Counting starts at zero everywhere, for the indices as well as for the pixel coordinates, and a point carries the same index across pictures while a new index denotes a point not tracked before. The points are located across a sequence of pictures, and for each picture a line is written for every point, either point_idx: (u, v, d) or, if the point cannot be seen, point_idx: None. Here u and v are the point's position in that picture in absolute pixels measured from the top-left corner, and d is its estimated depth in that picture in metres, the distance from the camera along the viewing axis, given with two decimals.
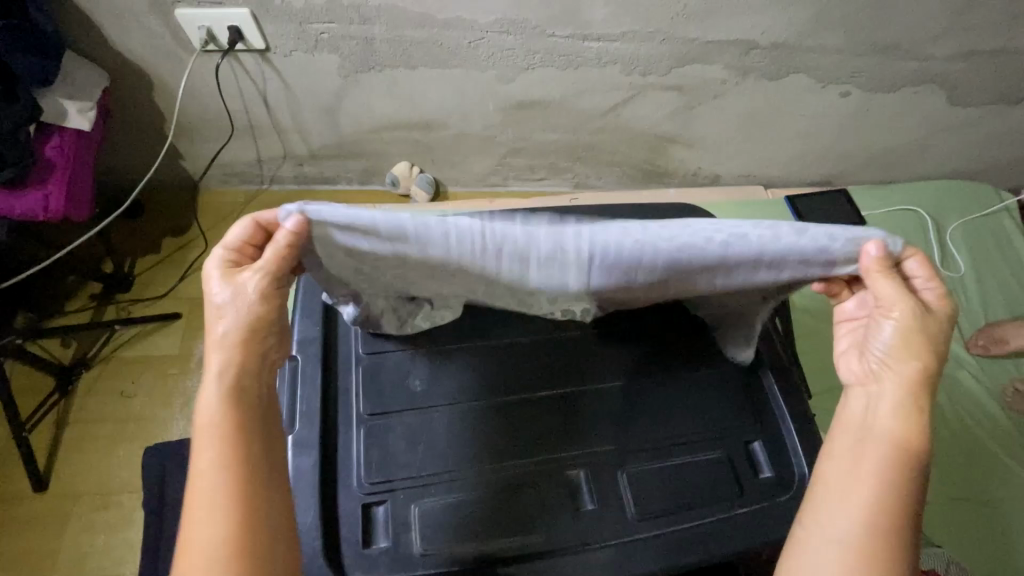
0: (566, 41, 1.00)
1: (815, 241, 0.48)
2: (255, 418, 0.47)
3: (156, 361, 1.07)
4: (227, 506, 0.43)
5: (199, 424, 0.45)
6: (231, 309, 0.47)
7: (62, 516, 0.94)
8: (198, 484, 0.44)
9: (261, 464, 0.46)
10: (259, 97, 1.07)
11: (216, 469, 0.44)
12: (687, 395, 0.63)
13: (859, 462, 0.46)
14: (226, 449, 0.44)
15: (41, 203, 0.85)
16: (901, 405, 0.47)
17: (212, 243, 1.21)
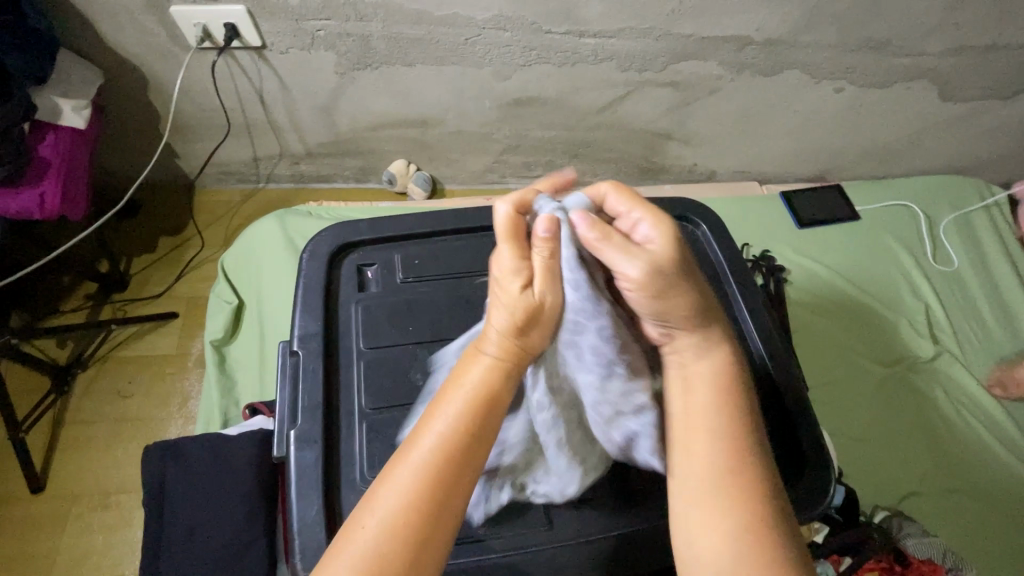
0: (563, 38, 1.01)
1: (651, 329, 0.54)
2: (483, 417, 0.44)
3: (153, 360, 1.07)
4: (425, 493, 0.41)
5: (446, 394, 0.46)
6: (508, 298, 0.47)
7: (59, 517, 0.94)
8: (415, 440, 0.44)
9: (475, 466, 0.44)
10: (255, 94, 1.07)
11: (437, 437, 0.43)
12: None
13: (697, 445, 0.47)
14: (459, 433, 0.43)
15: (36, 202, 0.85)
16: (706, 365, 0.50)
17: (209, 242, 1.20)
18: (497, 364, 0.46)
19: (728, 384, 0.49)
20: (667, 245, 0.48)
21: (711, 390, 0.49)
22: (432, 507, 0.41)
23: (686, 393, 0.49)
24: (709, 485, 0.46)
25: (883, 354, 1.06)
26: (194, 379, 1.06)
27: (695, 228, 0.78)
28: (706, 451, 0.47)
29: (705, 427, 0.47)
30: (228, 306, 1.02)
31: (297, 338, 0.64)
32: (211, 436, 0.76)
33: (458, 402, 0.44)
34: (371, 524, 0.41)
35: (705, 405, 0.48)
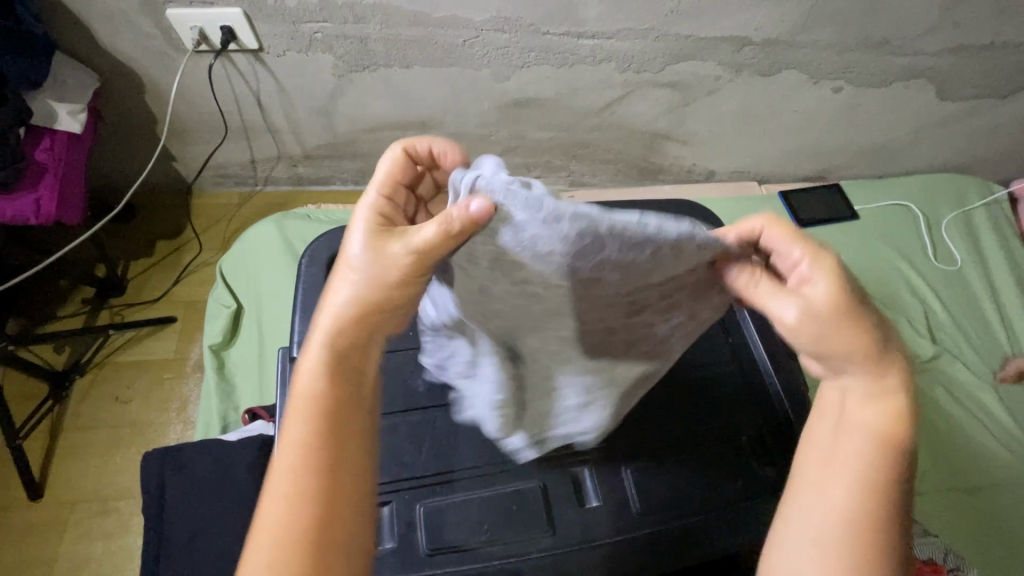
0: (561, 39, 1.00)
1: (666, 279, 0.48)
2: (338, 399, 0.44)
3: (152, 364, 1.07)
4: (302, 480, 0.41)
5: (297, 398, 0.44)
6: (362, 268, 0.46)
7: (58, 524, 0.93)
8: (280, 455, 0.43)
9: (342, 435, 0.44)
10: (252, 97, 1.06)
11: (298, 443, 0.42)
12: (689, 388, 0.64)
13: (834, 452, 0.46)
14: (314, 428, 0.43)
15: (32, 207, 0.85)
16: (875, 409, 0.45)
17: (206, 245, 1.20)
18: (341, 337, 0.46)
19: (885, 447, 0.44)
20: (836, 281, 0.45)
21: (866, 446, 0.45)
22: (308, 489, 0.41)
23: (835, 436, 0.46)
24: (840, 514, 0.43)
25: None
26: (193, 384, 1.05)
27: None
28: (839, 495, 0.44)
29: (847, 474, 0.44)
30: (226, 310, 1.01)
31: (297, 344, 0.63)
32: (211, 442, 0.75)
33: (307, 391, 0.44)
34: (262, 531, 0.41)
35: (858, 457, 0.45)
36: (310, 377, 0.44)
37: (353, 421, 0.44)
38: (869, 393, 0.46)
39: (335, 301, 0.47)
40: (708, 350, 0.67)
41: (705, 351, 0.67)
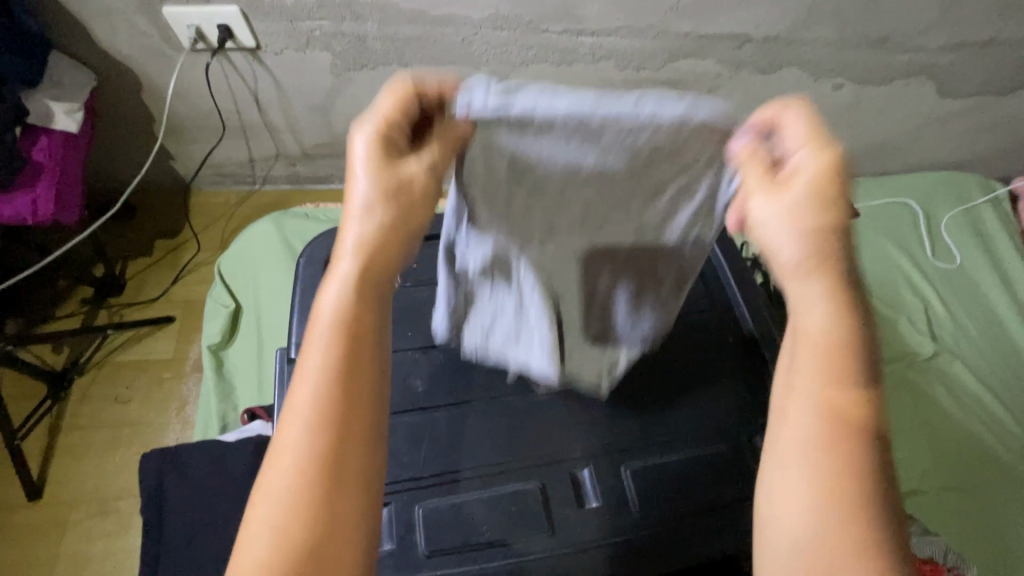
0: (561, 37, 1.00)
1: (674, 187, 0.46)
2: (366, 324, 0.41)
3: (151, 364, 1.06)
4: (327, 418, 0.37)
5: (317, 323, 0.40)
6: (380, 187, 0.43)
7: (57, 524, 0.93)
8: (297, 386, 0.38)
9: (373, 366, 0.40)
10: (250, 95, 1.06)
11: (320, 371, 0.38)
12: (687, 388, 0.65)
13: (793, 374, 0.40)
14: (337, 355, 0.39)
15: (29, 208, 0.84)
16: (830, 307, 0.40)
17: (205, 245, 1.20)
18: (362, 267, 0.42)
19: (839, 347, 0.39)
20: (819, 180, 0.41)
21: (820, 351, 0.39)
22: (338, 424, 0.37)
23: (793, 352, 0.41)
24: (802, 440, 0.38)
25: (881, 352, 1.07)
26: (192, 383, 1.05)
27: None
28: (804, 414, 0.39)
29: (806, 387, 0.39)
30: (224, 310, 1.01)
31: (296, 345, 0.63)
32: (209, 443, 0.75)
33: (331, 317, 0.40)
34: (279, 476, 0.36)
35: (808, 361, 0.40)
36: (329, 306, 0.40)
37: (381, 346, 0.41)
38: (818, 300, 0.41)
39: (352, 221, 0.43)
40: (708, 350, 0.67)
41: (704, 351, 0.67)
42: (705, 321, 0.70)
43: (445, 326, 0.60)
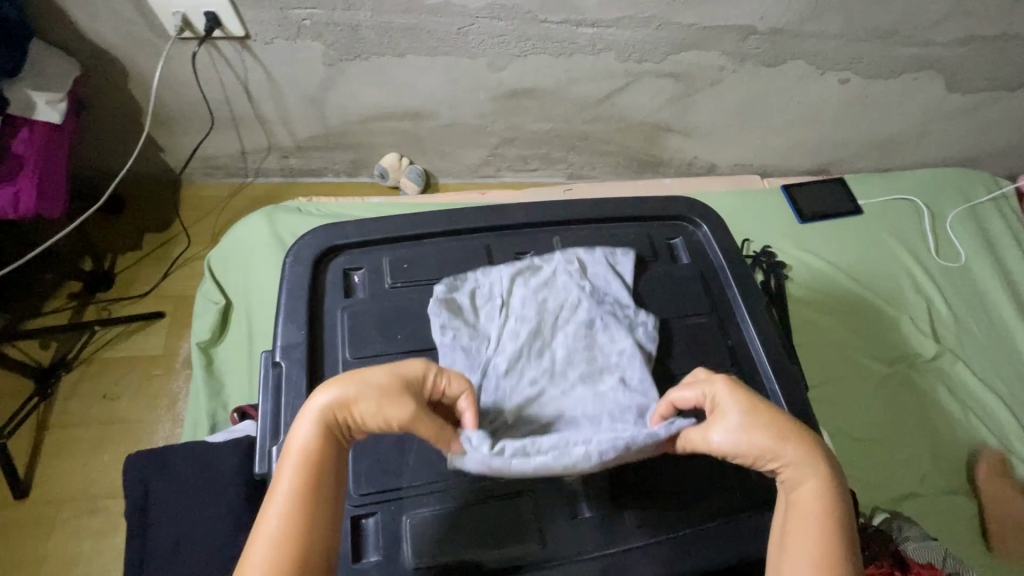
0: (560, 27, 0.97)
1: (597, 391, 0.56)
2: (327, 479, 0.45)
3: (140, 361, 1.05)
4: (290, 545, 0.42)
5: (288, 451, 0.45)
6: (377, 393, 0.45)
7: (45, 523, 0.92)
8: (271, 509, 0.43)
9: (324, 525, 0.44)
10: (240, 86, 1.03)
11: (291, 507, 0.43)
12: None
13: (793, 532, 0.46)
14: (299, 502, 0.43)
15: (10, 200, 0.81)
16: (816, 489, 0.47)
17: (196, 238, 1.17)
18: (339, 426, 0.46)
19: (832, 510, 0.46)
20: (738, 408, 0.49)
21: (814, 519, 0.46)
22: (302, 550, 0.42)
23: (787, 517, 0.47)
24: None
25: (886, 353, 1.05)
26: (182, 380, 1.04)
27: (695, 228, 0.75)
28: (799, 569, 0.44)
29: (796, 547, 0.45)
30: (215, 307, 0.99)
31: (281, 347, 0.60)
32: (197, 444, 0.74)
33: (299, 454, 0.45)
34: None
35: (803, 527, 0.46)
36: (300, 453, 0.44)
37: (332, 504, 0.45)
38: (809, 479, 0.47)
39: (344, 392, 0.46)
40: (706, 357, 0.66)
41: (704, 358, 0.66)
42: (704, 325, 0.68)
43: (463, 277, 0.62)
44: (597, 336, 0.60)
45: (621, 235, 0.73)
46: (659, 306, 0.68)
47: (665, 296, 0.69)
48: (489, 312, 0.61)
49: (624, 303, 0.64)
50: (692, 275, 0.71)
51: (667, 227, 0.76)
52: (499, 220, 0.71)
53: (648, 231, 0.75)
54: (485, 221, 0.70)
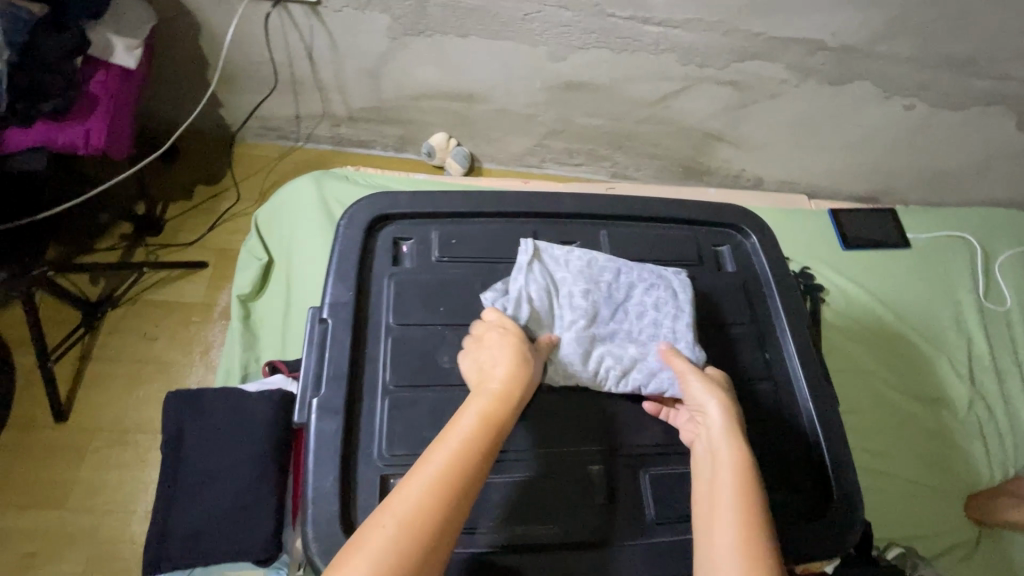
0: (625, 23, 0.96)
1: (643, 372, 0.58)
2: (488, 445, 0.47)
3: (180, 307, 1.09)
4: (443, 490, 0.43)
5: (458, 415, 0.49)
6: (514, 351, 0.53)
7: (77, 449, 0.95)
8: (432, 455, 0.45)
9: (474, 484, 0.45)
10: (304, 51, 1.05)
11: (450, 456, 0.45)
12: None
13: (715, 481, 0.49)
14: (464, 453, 0.45)
15: (82, 137, 0.83)
16: (731, 430, 0.51)
17: (244, 195, 1.21)
18: (502, 398, 0.50)
19: (745, 457, 0.49)
20: (715, 373, 0.58)
21: (730, 468, 0.48)
22: (458, 488, 0.44)
23: (706, 473, 0.50)
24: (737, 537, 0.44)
25: (917, 390, 1.03)
26: (218, 330, 1.07)
27: (744, 238, 0.75)
28: (725, 531, 0.45)
29: (719, 505, 0.46)
30: (258, 262, 1.01)
31: (328, 305, 0.61)
32: (232, 390, 0.76)
33: (471, 418, 0.48)
34: (393, 513, 0.42)
35: (723, 486, 0.48)
36: (475, 418, 0.48)
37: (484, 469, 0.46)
38: (728, 425, 0.52)
39: (501, 366, 0.53)
40: (739, 367, 0.66)
41: (738, 368, 0.66)
42: (743, 336, 0.68)
43: (524, 252, 0.62)
44: (657, 316, 0.61)
45: (669, 236, 0.73)
46: (700, 311, 0.68)
47: (707, 301, 0.69)
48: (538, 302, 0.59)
49: (668, 299, 0.62)
50: (735, 284, 0.71)
51: (715, 234, 0.75)
52: (550, 207, 0.71)
53: (697, 235, 0.74)
54: (536, 207, 0.71)
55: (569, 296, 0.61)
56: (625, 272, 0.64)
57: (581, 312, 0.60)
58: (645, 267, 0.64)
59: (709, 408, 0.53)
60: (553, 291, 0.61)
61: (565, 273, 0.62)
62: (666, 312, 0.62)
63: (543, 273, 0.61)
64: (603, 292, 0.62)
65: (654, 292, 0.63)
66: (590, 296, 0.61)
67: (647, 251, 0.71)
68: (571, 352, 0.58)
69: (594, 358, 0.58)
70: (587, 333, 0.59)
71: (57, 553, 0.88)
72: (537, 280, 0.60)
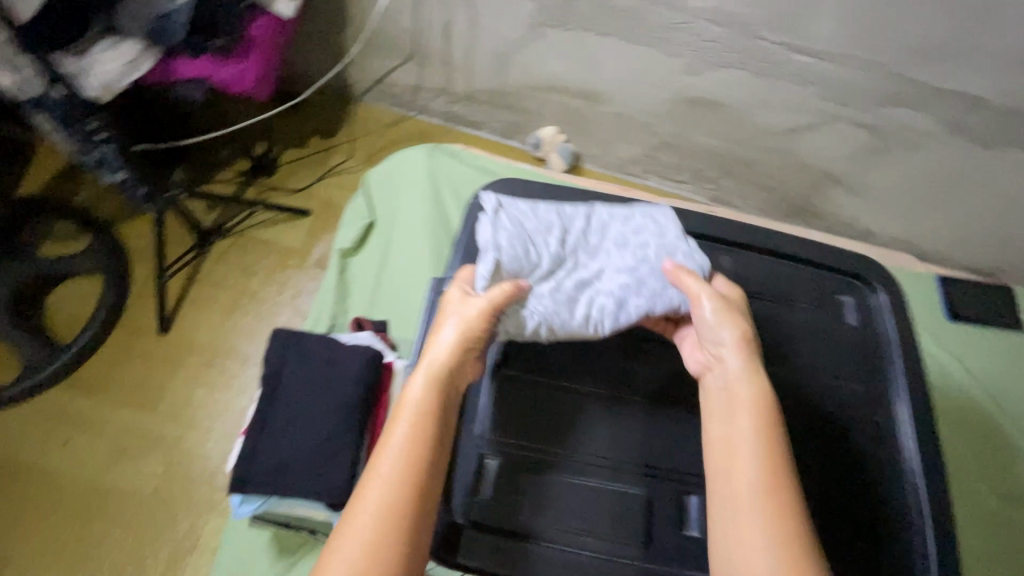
0: (774, 48, 0.92)
1: (639, 306, 0.57)
2: (435, 429, 0.49)
3: (280, 249, 1.14)
4: (404, 486, 0.46)
5: (404, 403, 0.50)
6: (457, 317, 0.53)
7: (171, 361, 1.03)
8: (386, 452, 0.48)
9: (432, 468, 0.48)
10: (443, 26, 1.07)
11: (402, 450, 0.47)
12: (811, 450, 0.63)
13: (733, 421, 0.50)
14: (413, 446, 0.47)
15: (238, 75, 0.88)
16: (748, 367, 0.52)
17: (352, 154, 1.25)
18: (446, 380, 0.51)
19: (766, 395, 0.50)
20: (733, 291, 0.59)
21: (751, 409, 0.49)
22: (416, 480, 0.46)
23: (727, 408, 0.51)
24: (762, 483, 0.46)
25: (1006, 485, 0.96)
26: (311, 277, 1.13)
27: (871, 293, 0.72)
28: (746, 472, 0.47)
29: (740, 449, 0.48)
30: (362, 221, 1.05)
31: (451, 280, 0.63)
32: (331, 339, 0.80)
33: (415, 406, 0.49)
34: (360, 521, 0.45)
35: (743, 427, 0.49)
36: (418, 409, 0.49)
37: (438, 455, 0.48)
38: (745, 364, 0.52)
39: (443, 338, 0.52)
40: (846, 425, 0.64)
41: (843, 425, 0.64)
42: (852, 392, 0.66)
43: (489, 202, 0.61)
44: (638, 250, 0.61)
45: (791, 276, 0.72)
46: (806, 357, 0.67)
47: (819, 349, 0.67)
48: (509, 243, 0.58)
49: (642, 232, 0.63)
50: (853, 339, 0.69)
51: (841, 283, 0.73)
52: None
53: (821, 281, 0.72)
54: None
55: (540, 240, 0.60)
56: (592, 215, 0.64)
57: (556, 253, 0.59)
58: (606, 207, 0.65)
59: (725, 334, 0.54)
60: (524, 231, 0.60)
61: (535, 223, 0.61)
62: (648, 239, 0.62)
63: (507, 219, 0.60)
64: (572, 236, 0.62)
65: (630, 223, 0.64)
66: (562, 242, 0.61)
67: (765, 287, 0.71)
68: (537, 292, 0.57)
69: (577, 304, 0.57)
70: (566, 280, 0.59)
71: (142, 452, 0.95)
72: (508, 224, 0.59)
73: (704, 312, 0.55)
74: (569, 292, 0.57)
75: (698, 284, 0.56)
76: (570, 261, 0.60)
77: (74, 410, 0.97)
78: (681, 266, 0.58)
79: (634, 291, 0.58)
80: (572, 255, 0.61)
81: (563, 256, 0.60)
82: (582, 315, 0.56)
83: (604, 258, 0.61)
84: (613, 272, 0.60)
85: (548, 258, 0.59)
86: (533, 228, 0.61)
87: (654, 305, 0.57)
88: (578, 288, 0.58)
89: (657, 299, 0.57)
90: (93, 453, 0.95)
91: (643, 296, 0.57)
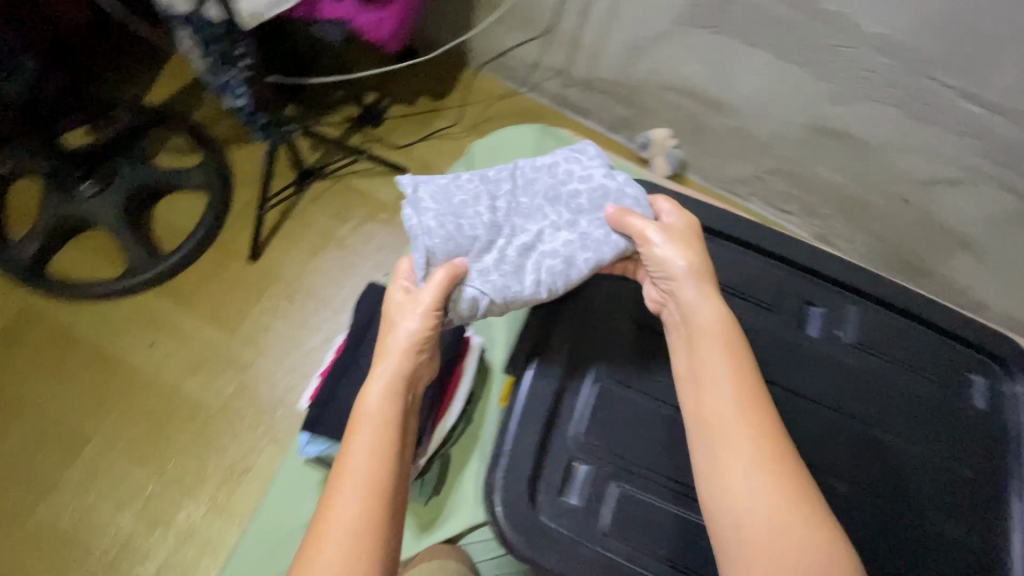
0: (941, 91, 0.84)
1: (588, 260, 0.58)
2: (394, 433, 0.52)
3: (373, 201, 1.15)
4: (373, 497, 0.48)
5: (359, 416, 0.53)
6: (410, 316, 0.56)
7: (255, 289, 1.06)
8: (350, 463, 0.49)
9: (397, 471, 0.50)
10: (579, 6, 1.03)
11: (366, 458, 0.49)
12: (912, 531, 0.59)
13: (702, 348, 0.54)
14: (375, 454, 0.50)
15: (375, 23, 0.88)
16: (702, 294, 0.56)
17: (458, 121, 1.25)
18: (399, 386, 0.55)
19: (726, 320, 0.55)
20: (684, 221, 0.61)
21: (715, 336, 0.54)
22: (381, 484, 0.48)
23: (692, 339, 0.55)
24: (733, 407, 0.50)
25: None
26: (397, 234, 1.13)
27: (1011, 380, 0.65)
28: (720, 399, 0.51)
29: (711, 377, 0.52)
30: None
31: None
32: None
33: (373, 415, 0.52)
34: (334, 542, 0.45)
35: (712, 353, 0.53)
36: (373, 419, 0.52)
37: (397, 459, 0.51)
38: (705, 294, 0.56)
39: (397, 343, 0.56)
40: (956, 513, 0.60)
41: (953, 514, 0.60)
42: (968, 481, 0.61)
43: (406, 184, 0.61)
44: (575, 203, 0.61)
45: (921, 342, 0.67)
46: (920, 430, 0.62)
47: (938, 426, 0.63)
48: (437, 221, 0.57)
49: (569, 181, 0.62)
50: (980, 425, 0.63)
51: (977, 361, 0.66)
52: None
53: (954, 354, 0.67)
54: None
55: (472, 208, 0.60)
56: (516, 170, 0.64)
57: (494, 219, 0.60)
58: (528, 159, 0.65)
59: (677, 260, 0.57)
60: (455, 207, 0.59)
61: (462, 195, 0.60)
62: (585, 183, 0.62)
63: (431, 199, 0.59)
64: (503, 198, 0.62)
65: (555, 169, 0.63)
66: (495, 209, 0.61)
67: (890, 347, 0.66)
68: (475, 260, 0.58)
69: (526, 271, 0.58)
70: (509, 248, 0.59)
71: (216, 369, 1.00)
72: (439, 205, 0.59)
73: (653, 250, 0.58)
74: (515, 259, 0.58)
75: (636, 227, 0.58)
76: (511, 224, 0.60)
77: (163, 315, 1.03)
78: (625, 211, 0.60)
79: (580, 245, 0.59)
80: (509, 219, 0.61)
81: (504, 223, 0.60)
82: (537, 280, 0.57)
83: (539, 211, 0.61)
84: (555, 228, 0.60)
85: (486, 225, 0.59)
86: (464, 203, 0.60)
87: (603, 255, 0.58)
88: (525, 249, 0.59)
89: (606, 248, 0.59)
90: (174, 360, 1.00)
91: (591, 252, 0.58)
